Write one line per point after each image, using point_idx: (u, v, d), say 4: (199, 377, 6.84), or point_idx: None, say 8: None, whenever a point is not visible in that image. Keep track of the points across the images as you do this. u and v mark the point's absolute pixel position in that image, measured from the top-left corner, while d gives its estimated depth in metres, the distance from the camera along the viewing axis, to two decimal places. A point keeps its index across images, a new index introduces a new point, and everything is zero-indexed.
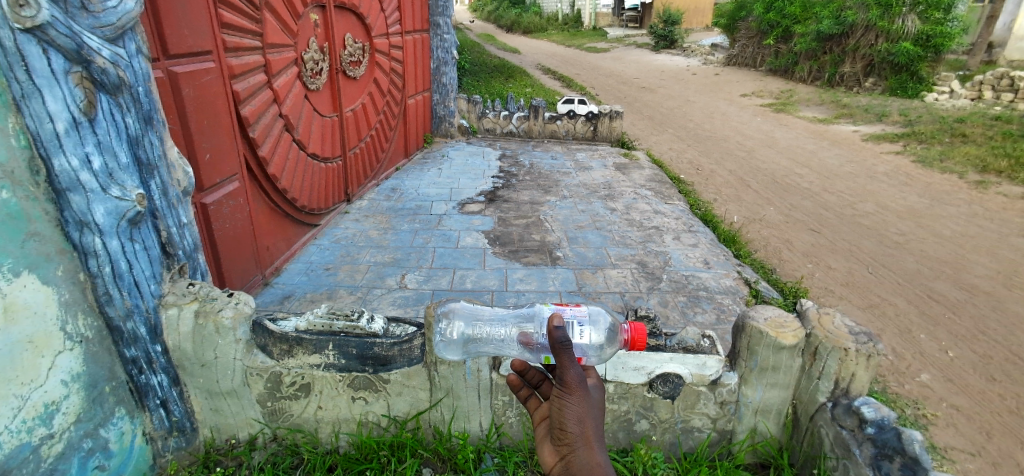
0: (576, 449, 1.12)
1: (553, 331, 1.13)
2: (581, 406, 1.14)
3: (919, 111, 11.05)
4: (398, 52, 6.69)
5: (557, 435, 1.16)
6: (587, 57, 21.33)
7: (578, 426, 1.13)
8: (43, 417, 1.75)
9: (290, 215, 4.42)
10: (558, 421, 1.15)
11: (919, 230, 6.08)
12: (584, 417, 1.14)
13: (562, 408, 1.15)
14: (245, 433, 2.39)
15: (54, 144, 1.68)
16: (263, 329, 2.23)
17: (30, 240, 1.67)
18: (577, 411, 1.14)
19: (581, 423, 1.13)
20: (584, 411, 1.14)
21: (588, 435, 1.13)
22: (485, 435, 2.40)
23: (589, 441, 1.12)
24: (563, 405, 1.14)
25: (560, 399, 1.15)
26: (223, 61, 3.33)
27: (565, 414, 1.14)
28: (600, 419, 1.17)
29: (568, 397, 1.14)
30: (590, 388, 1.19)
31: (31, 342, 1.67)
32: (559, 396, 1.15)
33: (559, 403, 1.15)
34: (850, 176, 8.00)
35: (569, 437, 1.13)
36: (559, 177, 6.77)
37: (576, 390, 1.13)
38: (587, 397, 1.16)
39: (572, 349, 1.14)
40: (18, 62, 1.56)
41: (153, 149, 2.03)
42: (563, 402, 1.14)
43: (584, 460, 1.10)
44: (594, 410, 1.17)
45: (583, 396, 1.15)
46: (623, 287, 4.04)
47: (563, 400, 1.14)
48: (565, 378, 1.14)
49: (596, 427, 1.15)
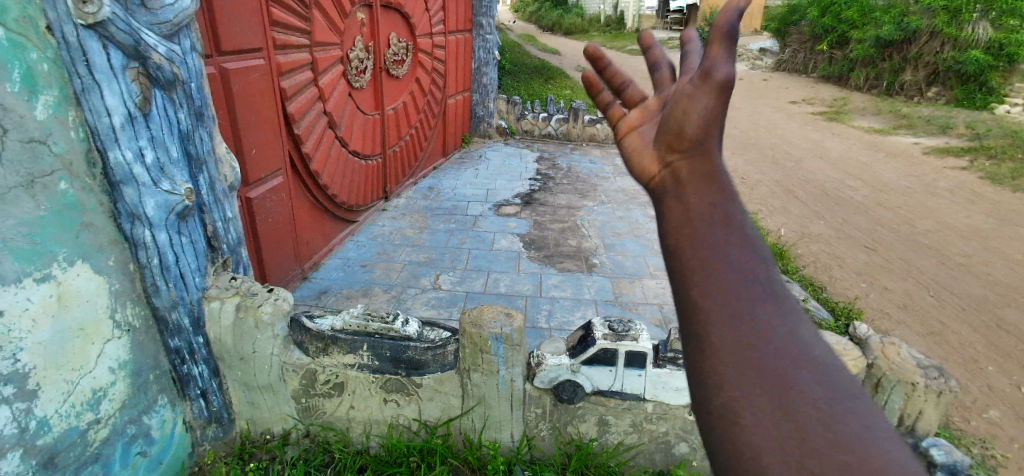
0: (789, 392, 0.52)
1: (608, 73, 0.81)
2: (714, 116, 0.62)
3: (988, 123, 10.34)
4: (440, 52, 6.70)
5: (683, 322, 0.59)
6: (629, 60, 21.02)
7: (708, 136, 0.62)
8: (90, 403, 1.80)
9: (330, 211, 4.49)
10: (674, 194, 0.62)
11: (984, 252, 5.66)
12: (791, 374, 0.53)
13: (682, 135, 0.62)
14: (279, 427, 2.41)
15: (110, 137, 1.72)
16: (300, 326, 2.26)
17: (85, 230, 1.73)
18: (704, 172, 0.61)
19: (769, 348, 0.54)
20: (736, 249, 0.57)
21: (752, 344, 0.54)
22: (516, 447, 2.33)
23: (792, 410, 0.51)
24: (680, 215, 0.60)
25: (639, 146, 0.68)
26: (272, 58, 3.39)
27: (689, 208, 0.60)
28: (858, 399, 0.54)
29: (654, 131, 0.68)
30: (738, 193, 0.62)
31: (81, 330, 1.72)
32: (667, 143, 0.63)
33: (677, 240, 0.60)
34: (909, 191, 7.55)
35: (712, 316, 0.55)
36: (596, 181, 6.65)
37: (704, 195, 0.60)
38: (720, 172, 0.62)
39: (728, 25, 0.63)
40: (79, 57, 1.60)
41: (203, 144, 2.05)
42: (685, 118, 0.62)
43: (756, 421, 0.52)
44: (842, 405, 0.52)
45: (720, 189, 0.61)
46: (662, 298, 3.91)
47: (696, 158, 0.62)
48: (647, 99, 0.73)
49: (849, 414, 0.52)
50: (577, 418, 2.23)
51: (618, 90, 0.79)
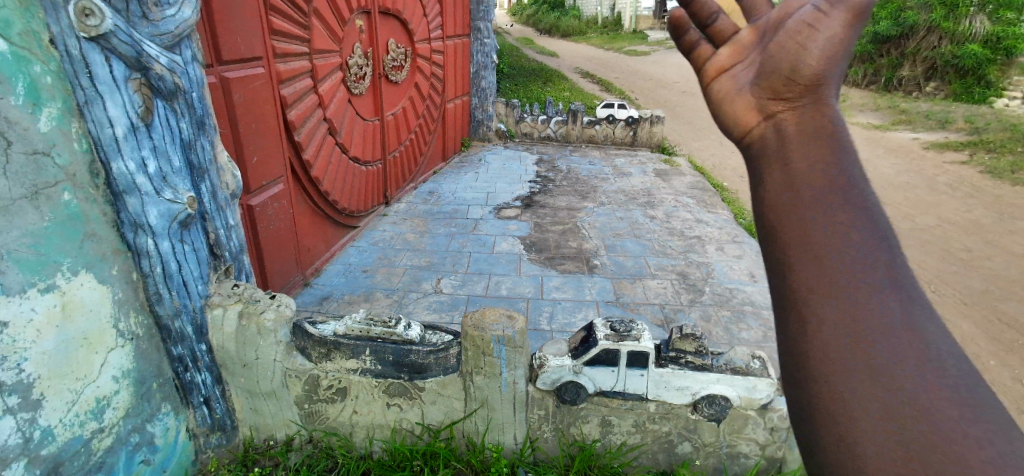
0: (910, 396, 0.48)
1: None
2: (836, 49, 0.59)
3: (987, 118, 10.33)
4: (439, 57, 6.74)
5: (780, 309, 0.57)
6: (627, 61, 21.08)
7: (825, 75, 0.59)
8: (94, 411, 1.81)
9: (331, 217, 4.51)
10: (777, 156, 0.58)
11: (986, 247, 5.65)
12: (911, 374, 0.49)
13: (796, 74, 0.59)
14: (283, 434, 2.41)
15: (113, 148, 1.74)
16: (302, 332, 2.27)
17: (88, 240, 1.74)
18: (817, 125, 0.57)
19: (885, 347, 0.50)
20: (852, 235, 0.52)
21: (866, 341, 0.50)
22: (519, 449, 2.33)
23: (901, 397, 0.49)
24: (783, 193, 0.56)
25: (732, 90, 0.63)
26: (272, 66, 3.42)
27: (794, 184, 0.56)
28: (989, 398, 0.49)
29: (754, 72, 0.62)
30: (858, 159, 0.57)
31: (85, 339, 1.74)
32: (775, 86, 0.59)
33: (779, 220, 0.56)
34: (910, 187, 7.54)
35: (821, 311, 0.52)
36: (596, 182, 6.67)
37: (813, 169, 0.55)
38: (834, 119, 0.59)
39: None
40: (82, 69, 1.62)
41: (205, 153, 2.06)
42: (803, 54, 0.59)
43: (868, 429, 0.49)
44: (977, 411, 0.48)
45: (834, 150, 0.56)
46: (663, 298, 3.92)
47: (808, 109, 0.58)
48: (741, 30, 0.65)
49: (983, 425, 0.47)
50: (580, 419, 2.24)
51: (700, 22, 0.68)
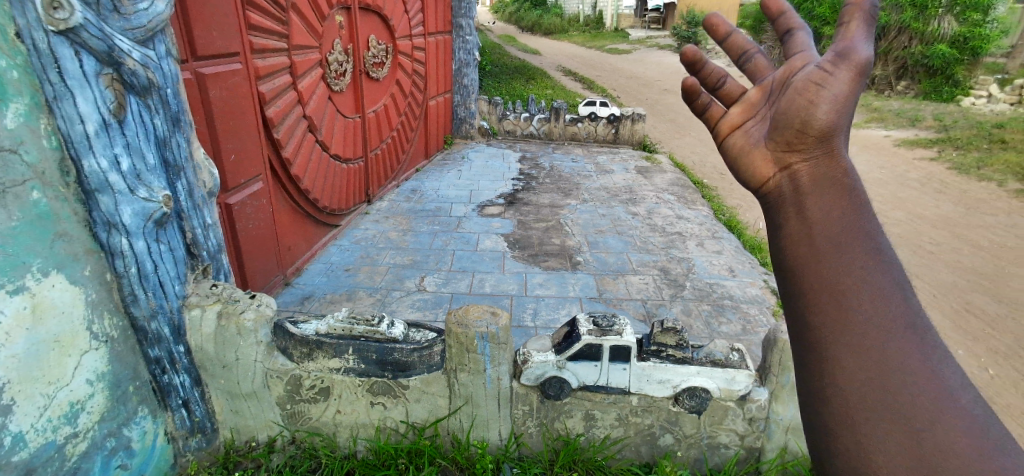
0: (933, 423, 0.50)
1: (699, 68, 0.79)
2: (843, 104, 0.64)
3: (955, 116, 10.66)
4: (420, 54, 6.70)
5: (800, 349, 0.60)
6: (608, 59, 21.20)
7: (834, 126, 0.64)
8: (68, 415, 1.77)
9: (312, 215, 4.45)
10: (794, 205, 0.63)
11: (954, 241, 5.84)
12: (933, 413, 0.50)
13: (807, 128, 0.64)
14: (265, 435, 2.38)
15: (84, 145, 1.69)
16: (283, 332, 2.24)
17: (59, 240, 1.70)
18: (828, 173, 0.63)
19: (906, 382, 0.52)
20: (869, 279, 0.55)
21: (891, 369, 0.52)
22: (503, 445, 2.34)
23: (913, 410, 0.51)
24: (799, 239, 0.60)
25: (748, 144, 0.70)
26: (250, 62, 3.36)
27: (810, 232, 0.59)
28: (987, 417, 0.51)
29: (766, 127, 0.70)
30: (870, 206, 0.61)
31: (57, 341, 1.69)
32: (788, 139, 0.65)
33: (797, 258, 0.60)
34: (882, 183, 7.75)
35: (841, 353, 0.55)
36: (579, 180, 6.70)
37: (829, 215, 0.59)
38: (844, 167, 0.64)
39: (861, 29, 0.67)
40: (50, 63, 1.58)
41: (181, 150, 2.01)
42: (812, 108, 0.64)
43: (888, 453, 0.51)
44: (994, 445, 0.49)
45: (849, 196, 0.61)
46: (645, 294, 3.96)
47: (819, 161, 0.64)
48: (748, 89, 0.72)
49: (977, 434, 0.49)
50: (564, 414, 2.26)
51: (711, 88, 0.77)
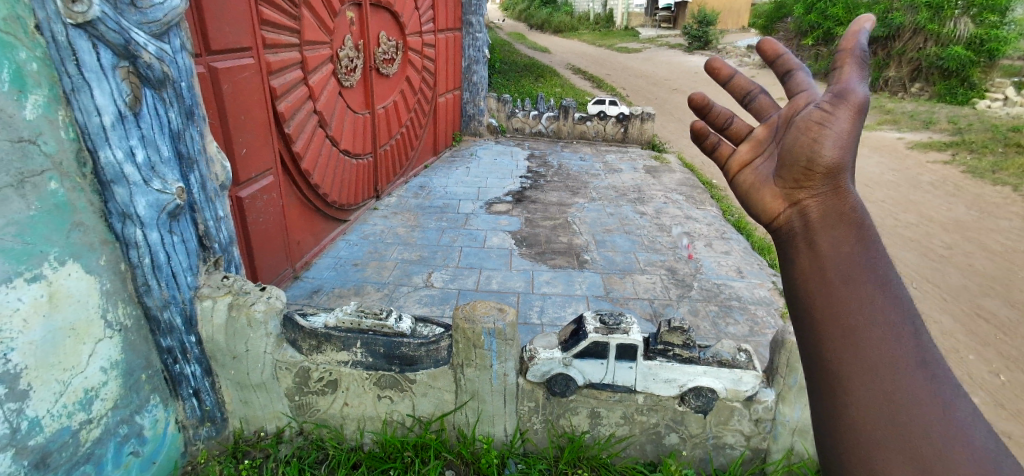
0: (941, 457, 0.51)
1: (710, 114, 0.85)
2: (848, 140, 0.67)
3: (969, 118, 10.52)
4: (430, 51, 6.71)
5: (812, 365, 0.62)
6: (618, 58, 21.09)
7: (842, 162, 0.66)
8: (82, 402, 1.80)
9: (321, 210, 4.48)
10: (805, 237, 0.65)
11: (966, 244, 5.78)
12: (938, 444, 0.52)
13: (813, 165, 0.67)
14: (273, 426, 2.41)
15: (100, 136, 1.72)
16: (293, 325, 2.27)
17: (75, 230, 1.73)
18: (837, 208, 0.64)
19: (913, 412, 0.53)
20: (881, 314, 0.57)
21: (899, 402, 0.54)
22: (508, 441, 2.36)
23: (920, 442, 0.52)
24: (809, 269, 0.62)
25: (758, 181, 0.74)
26: (262, 57, 3.38)
27: (819, 261, 0.62)
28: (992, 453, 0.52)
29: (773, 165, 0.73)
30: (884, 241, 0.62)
31: (73, 329, 1.72)
32: (796, 176, 0.68)
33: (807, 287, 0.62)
34: (894, 185, 7.67)
35: (849, 372, 0.57)
36: (587, 178, 6.69)
37: (839, 248, 0.61)
38: (854, 203, 0.65)
39: (857, 65, 0.69)
40: (68, 56, 1.60)
41: (195, 143, 2.03)
42: (817, 146, 0.67)
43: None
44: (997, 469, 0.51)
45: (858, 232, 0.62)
46: (652, 293, 3.96)
47: (827, 196, 0.65)
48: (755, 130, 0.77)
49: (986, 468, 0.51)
50: (569, 411, 2.27)
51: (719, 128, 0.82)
